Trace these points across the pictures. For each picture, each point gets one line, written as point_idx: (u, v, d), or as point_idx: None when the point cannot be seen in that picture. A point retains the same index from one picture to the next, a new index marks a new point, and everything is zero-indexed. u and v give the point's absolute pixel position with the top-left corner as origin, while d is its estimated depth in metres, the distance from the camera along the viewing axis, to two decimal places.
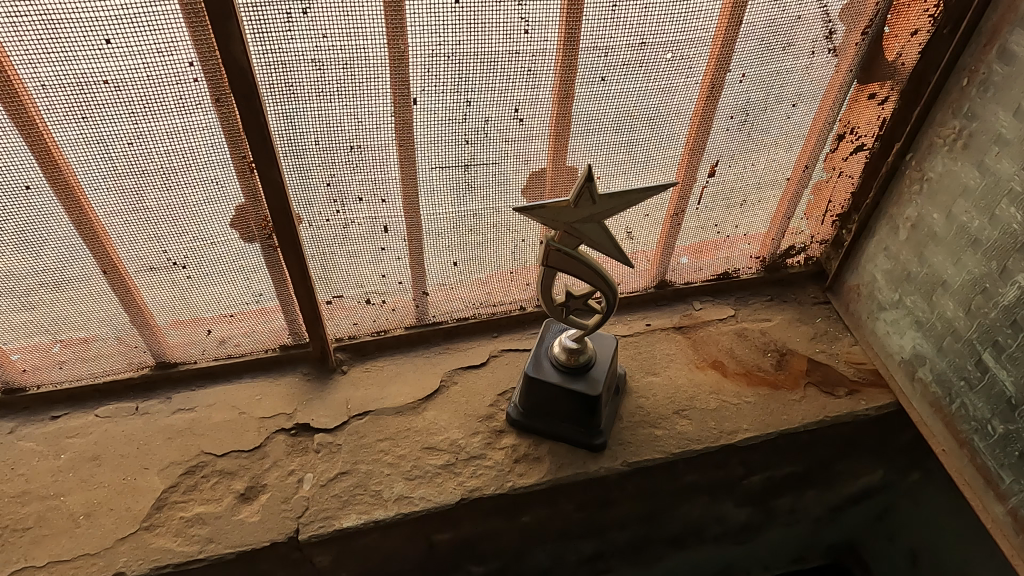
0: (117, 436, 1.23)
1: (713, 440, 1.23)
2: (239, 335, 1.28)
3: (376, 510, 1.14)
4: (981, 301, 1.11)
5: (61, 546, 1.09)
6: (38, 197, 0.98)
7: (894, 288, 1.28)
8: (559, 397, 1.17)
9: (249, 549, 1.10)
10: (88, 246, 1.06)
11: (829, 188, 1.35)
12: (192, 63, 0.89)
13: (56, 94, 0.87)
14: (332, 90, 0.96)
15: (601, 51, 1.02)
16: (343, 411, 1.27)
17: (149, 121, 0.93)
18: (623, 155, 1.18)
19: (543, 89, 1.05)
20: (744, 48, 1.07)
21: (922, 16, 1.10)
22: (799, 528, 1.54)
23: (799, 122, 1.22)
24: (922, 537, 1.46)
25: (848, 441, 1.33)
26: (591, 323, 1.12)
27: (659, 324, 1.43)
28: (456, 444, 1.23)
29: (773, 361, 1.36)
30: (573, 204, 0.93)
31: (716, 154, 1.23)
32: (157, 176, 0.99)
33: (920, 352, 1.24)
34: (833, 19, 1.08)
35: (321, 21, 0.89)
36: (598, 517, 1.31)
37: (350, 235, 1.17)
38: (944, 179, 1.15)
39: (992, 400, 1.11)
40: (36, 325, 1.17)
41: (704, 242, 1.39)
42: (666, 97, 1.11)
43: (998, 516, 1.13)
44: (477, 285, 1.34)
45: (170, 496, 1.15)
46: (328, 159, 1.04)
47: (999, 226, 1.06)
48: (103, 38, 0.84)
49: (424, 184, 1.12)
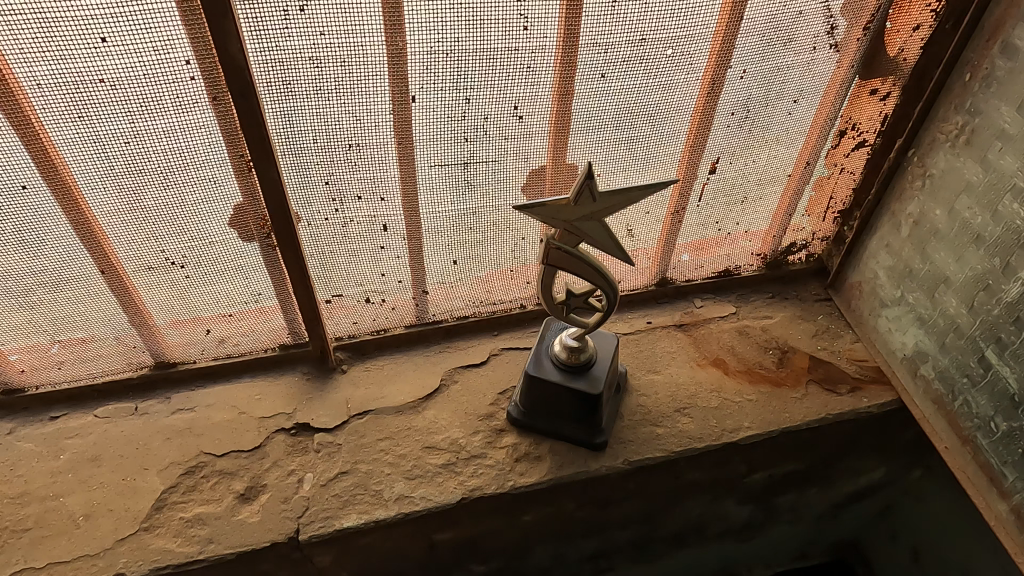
0: (117, 436, 1.22)
1: (714, 438, 1.23)
2: (238, 335, 1.28)
3: (376, 510, 1.14)
4: (984, 298, 1.10)
5: (60, 547, 1.09)
6: (35, 197, 0.97)
7: (896, 285, 1.27)
8: (560, 395, 1.17)
9: (250, 550, 1.10)
10: (86, 247, 1.05)
11: (831, 184, 1.34)
12: (189, 62, 0.88)
13: (52, 93, 0.87)
14: (330, 88, 0.95)
15: (601, 48, 1.01)
16: (343, 411, 1.26)
17: (146, 120, 0.92)
18: (623, 152, 1.17)
19: (543, 86, 1.04)
20: (746, 43, 1.06)
21: (924, 11, 1.10)
22: (802, 526, 1.53)
23: (800, 119, 1.21)
24: (924, 534, 1.45)
25: (850, 439, 1.32)
26: (592, 322, 1.11)
27: (660, 322, 1.43)
28: (456, 444, 1.22)
29: (775, 359, 1.35)
30: (573, 201, 0.92)
31: (717, 151, 1.22)
32: (155, 176, 0.99)
33: (922, 349, 1.23)
34: (834, 15, 1.07)
35: (319, 18, 0.88)
36: (600, 516, 1.31)
37: (349, 234, 1.16)
38: (946, 176, 1.14)
39: (995, 397, 1.11)
40: (34, 326, 1.16)
41: (706, 239, 1.38)
42: (667, 95, 1.10)
43: (1001, 514, 1.13)
44: (476, 284, 1.33)
45: (169, 497, 1.15)
46: (327, 158, 1.04)
47: (1002, 222, 1.05)
48: (99, 37, 0.83)
49: (423, 183, 1.12)
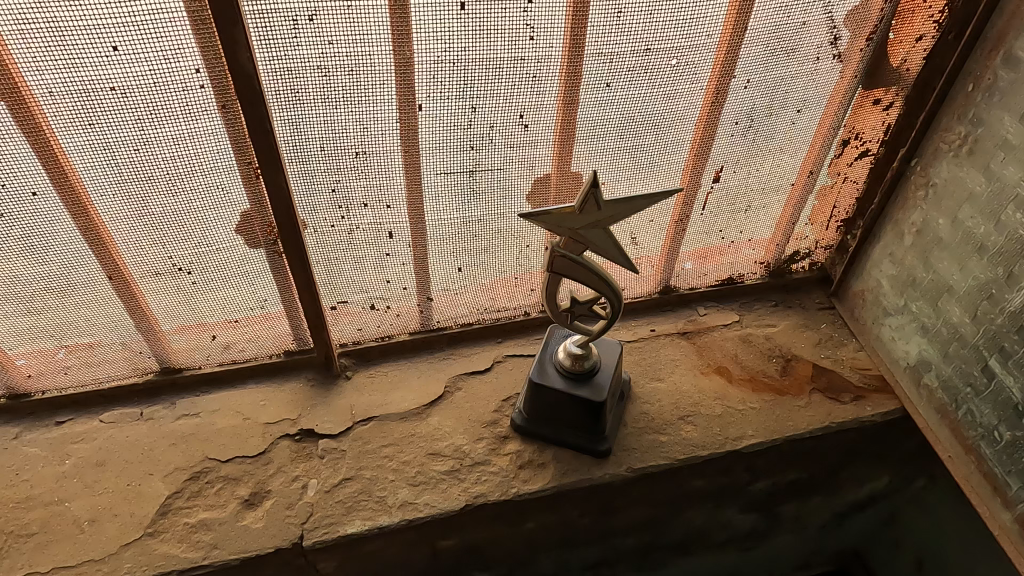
0: (121, 442, 1.23)
1: (718, 446, 1.23)
2: (244, 341, 1.28)
3: (380, 516, 1.14)
4: (987, 307, 1.10)
5: (64, 552, 1.09)
6: (44, 203, 0.98)
7: (899, 294, 1.27)
8: (564, 402, 1.17)
9: (254, 556, 1.10)
10: (93, 252, 1.06)
11: (834, 193, 1.35)
12: (199, 70, 0.89)
13: (62, 101, 0.88)
14: (337, 97, 0.96)
15: (607, 58, 1.02)
16: (347, 418, 1.26)
17: (154, 127, 0.93)
18: (628, 161, 1.18)
19: (548, 96, 1.05)
20: (749, 53, 1.07)
21: (927, 22, 1.11)
22: (805, 535, 1.53)
23: (804, 128, 1.22)
24: (927, 543, 1.45)
25: (853, 448, 1.33)
26: (596, 329, 1.11)
27: (663, 329, 1.43)
28: (460, 450, 1.22)
29: (778, 367, 1.36)
30: (579, 209, 0.93)
31: (721, 160, 1.23)
32: (162, 182, 0.99)
33: (926, 359, 1.23)
34: (838, 25, 1.08)
35: (328, 28, 0.89)
36: (603, 524, 1.31)
37: (355, 241, 1.17)
38: (949, 185, 1.15)
39: (999, 406, 1.11)
40: (41, 331, 1.17)
41: (709, 247, 1.39)
42: (672, 103, 1.11)
43: (1005, 523, 1.13)
44: (480, 291, 1.34)
45: (174, 502, 1.15)
46: (334, 166, 1.05)
47: (1005, 232, 1.06)
48: (110, 45, 0.84)
49: (429, 191, 1.12)
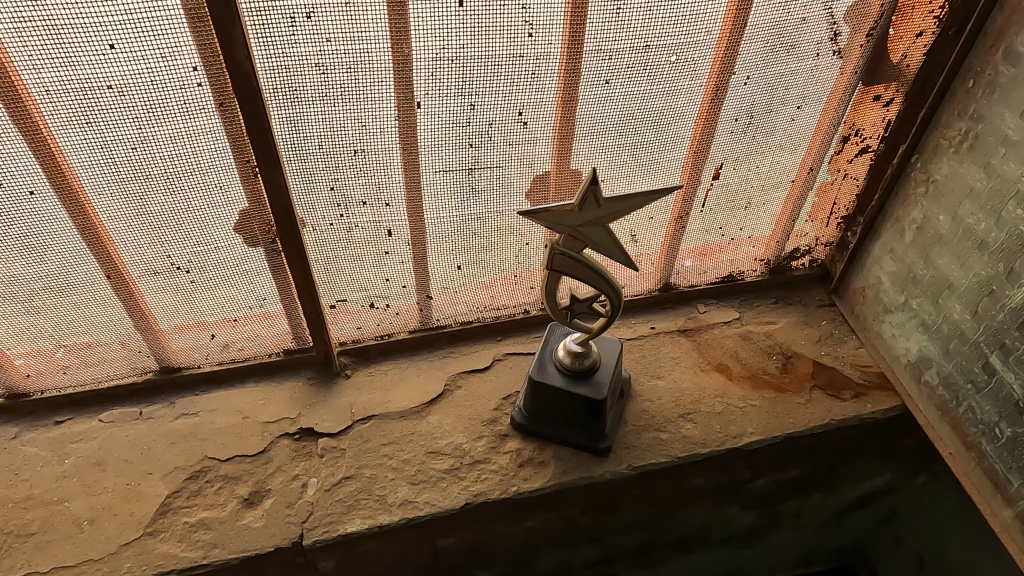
0: (121, 441, 1.22)
1: (718, 443, 1.23)
2: (244, 339, 1.28)
3: (380, 515, 1.14)
4: (988, 303, 1.10)
5: (63, 552, 1.09)
6: (42, 202, 0.97)
7: (900, 291, 1.27)
8: (564, 400, 1.17)
9: (254, 555, 1.10)
10: (92, 251, 1.06)
11: (834, 190, 1.35)
12: (196, 68, 0.89)
13: (59, 100, 0.87)
14: (335, 94, 0.96)
15: (606, 55, 1.02)
16: (346, 416, 1.26)
17: (153, 126, 0.93)
18: (627, 158, 1.18)
19: (546, 93, 1.05)
20: (749, 51, 1.07)
21: (927, 18, 1.10)
22: (806, 532, 1.53)
23: (804, 125, 1.22)
24: (928, 539, 1.45)
25: (854, 445, 1.32)
26: (596, 327, 1.11)
27: (664, 326, 1.43)
28: (460, 448, 1.22)
29: (779, 364, 1.35)
30: (578, 207, 0.92)
31: (722, 157, 1.23)
32: (161, 180, 0.99)
33: (926, 356, 1.23)
34: (838, 21, 1.08)
35: (326, 26, 0.89)
36: (604, 522, 1.31)
37: (355, 240, 1.17)
38: (949, 181, 1.14)
39: (1000, 403, 1.10)
40: (39, 330, 1.16)
41: (709, 244, 1.39)
42: (671, 101, 1.11)
43: (1006, 519, 1.13)
44: (480, 289, 1.33)
45: (174, 501, 1.15)
46: (333, 164, 1.04)
47: (1006, 228, 1.05)
48: (107, 43, 0.84)
49: (428, 188, 1.12)
